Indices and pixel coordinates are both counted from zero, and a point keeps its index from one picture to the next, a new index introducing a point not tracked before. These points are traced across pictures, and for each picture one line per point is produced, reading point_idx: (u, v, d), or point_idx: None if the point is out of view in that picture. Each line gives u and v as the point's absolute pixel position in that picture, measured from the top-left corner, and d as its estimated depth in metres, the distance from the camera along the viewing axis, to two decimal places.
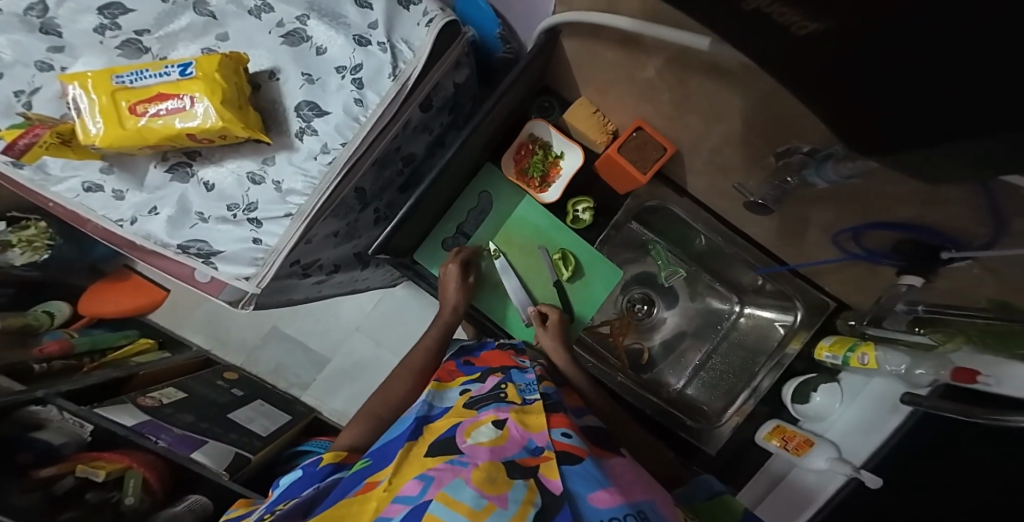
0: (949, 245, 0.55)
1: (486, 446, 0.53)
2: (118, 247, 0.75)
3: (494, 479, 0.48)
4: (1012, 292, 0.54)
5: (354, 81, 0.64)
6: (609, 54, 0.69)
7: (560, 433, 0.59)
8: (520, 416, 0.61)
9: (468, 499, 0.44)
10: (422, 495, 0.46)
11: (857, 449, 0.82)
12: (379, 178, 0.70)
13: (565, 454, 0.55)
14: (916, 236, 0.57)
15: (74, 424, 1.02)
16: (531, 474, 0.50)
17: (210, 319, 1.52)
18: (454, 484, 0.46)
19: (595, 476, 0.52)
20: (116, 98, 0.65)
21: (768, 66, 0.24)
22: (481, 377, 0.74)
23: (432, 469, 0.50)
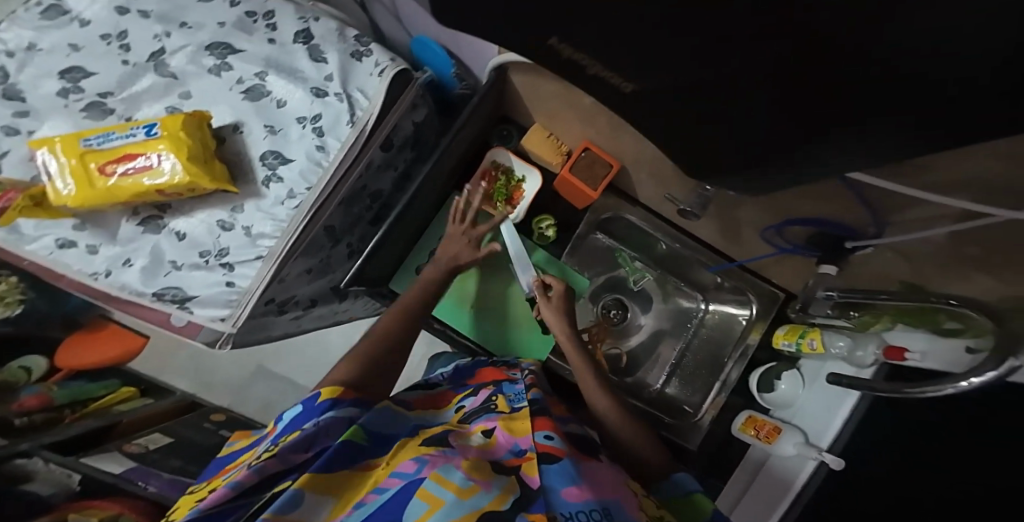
0: (849, 235, 0.66)
1: (474, 447, 0.59)
2: (91, 299, 0.77)
3: (481, 467, 0.53)
4: (913, 268, 0.63)
5: (315, 130, 0.69)
6: (550, 86, 0.74)
7: (543, 436, 0.62)
8: (507, 422, 0.65)
9: (457, 479, 0.49)
10: (416, 472, 0.50)
11: (821, 434, 0.86)
12: (348, 216, 0.74)
13: (547, 454, 0.58)
14: (823, 229, 0.68)
15: (62, 474, 1.02)
16: (514, 470, 0.55)
17: (193, 363, 1.53)
18: (446, 467, 0.50)
19: (569, 473, 0.55)
20: (85, 160, 0.69)
21: (651, 96, 0.29)
22: (474, 391, 0.77)
23: (426, 454, 0.54)
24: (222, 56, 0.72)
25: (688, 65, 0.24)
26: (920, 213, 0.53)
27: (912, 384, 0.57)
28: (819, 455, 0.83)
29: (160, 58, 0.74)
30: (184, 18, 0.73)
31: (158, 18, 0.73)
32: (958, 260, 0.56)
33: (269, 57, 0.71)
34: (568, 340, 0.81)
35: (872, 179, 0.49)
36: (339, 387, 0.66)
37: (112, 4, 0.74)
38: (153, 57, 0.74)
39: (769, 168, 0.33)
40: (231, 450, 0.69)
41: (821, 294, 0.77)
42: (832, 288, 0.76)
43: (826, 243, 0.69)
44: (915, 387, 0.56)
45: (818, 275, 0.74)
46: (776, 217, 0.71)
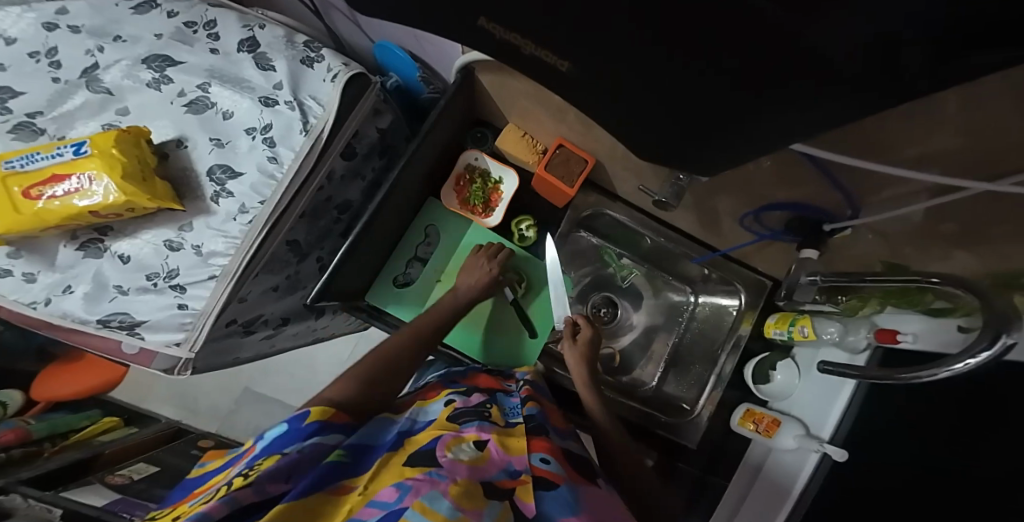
0: (826, 218, 0.64)
1: (465, 464, 0.52)
2: (33, 329, 0.74)
3: (471, 493, 0.46)
4: (902, 245, 0.60)
5: (265, 141, 0.66)
6: (517, 83, 0.70)
7: (538, 459, 0.57)
8: (502, 438, 0.59)
9: (443, 510, 0.43)
10: (397, 501, 0.44)
11: (821, 423, 0.83)
12: (313, 229, 0.71)
13: (543, 479, 0.53)
14: (801, 213, 0.66)
15: (43, 509, 0.95)
16: (507, 496, 0.49)
17: (177, 389, 1.49)
18: (432, 495, 0.44)
19: (569, 501, 0.50)
20: (7, 185, 0.66)
21: (574, 55, 0.25)
22: (467, 391, 0.72)
23: (410, 479, 0.47)
24: (160, 69, 0.70)
25: (592, 28, 0.22)
26: (900, 188, 0.50)
27: (902, 370, 0.55)
28: (821, 447, 0.80)
29: (92, 74, 0.71)
30: (119, 31, 0.70)
31: (90, 33, 0.70)
32: (940, 238, 0.53)
33: (212, 68, 0.68)
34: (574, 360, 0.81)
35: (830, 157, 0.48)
36: (328, 407, 0.60)
37: (40, 20, 0.71)
38: (86, 73, 0.71)
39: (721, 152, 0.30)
40: (215, 470, 0.60)
41: (805, 279, 0.75)
42: (814, 272, 0.74)
43: (806, 227, 0.67)
44: (909, 373, 0.53)
45: (801, 260, 0.72)
46: (752, 204, 0.69)
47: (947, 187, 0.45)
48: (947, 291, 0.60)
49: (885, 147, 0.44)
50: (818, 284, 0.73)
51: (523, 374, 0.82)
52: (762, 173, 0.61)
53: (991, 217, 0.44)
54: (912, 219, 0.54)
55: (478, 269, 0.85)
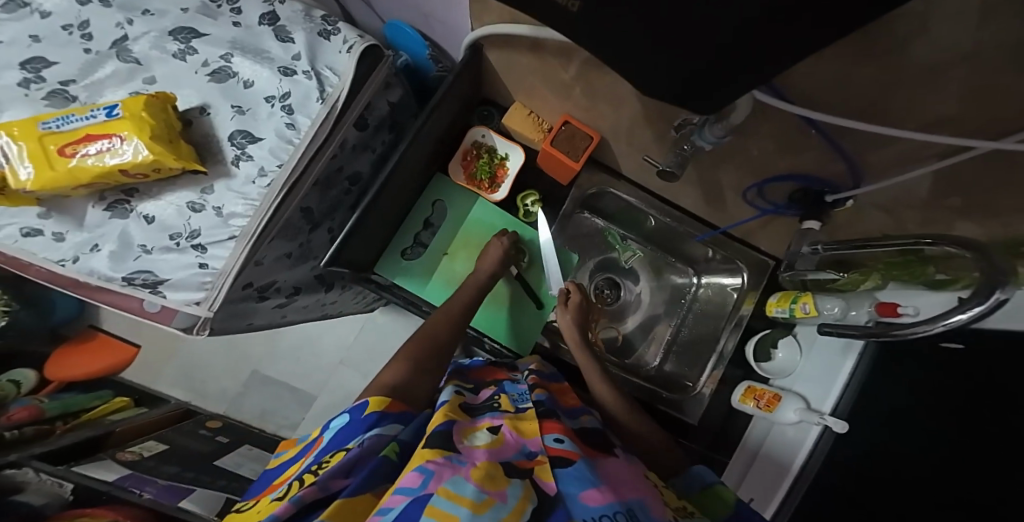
0: (829, 188, 0.66)
1: (482, 448, 0.50)
2: (60, 287, 0.76)
3: (492, 475, 0.45)
4: (902, 214, 0.62)
5: (284, 108, 0.68)
6: (525, 60, 0.71)
7: (553, 439, 0.56)
8: (514, 422, 0.59)
9: (469, 493, 0.42)
10: (423, 487, 0.42)
11: (822, 398, 0.85)
12: (326, 198, 0.74)
13: (559, 458, 0.52)
14: (803, 184, 0.68)
15: (53, 484, 0.97)
16: (526, 474, 0.49)
17: (186, 371, 1.51)
18: (456, 480, 0.43)
19: (587, 477, 0.49)
20: (44, 143, 0.68)
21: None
22: (476, 389, 0.73)
23: (431, 463, 0.46)
24: (186, 41, 0.73)
25: None
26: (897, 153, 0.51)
27: (900, 327, 0.58)
28: (822, 419, 0.82)
29: (122, 45, 0.74)
30: (147, 5, 0.73)
31: (119, 7, 0.74)
32: (938, 205, 0.54)
33: (234, 40, 0.71)
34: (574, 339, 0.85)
35: (836, 121, 0.47)
36: (384, 397, 0.61)
37: None
38: (116, 45, 0.74)
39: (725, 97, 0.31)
40: (279, 462, 0.62)
41: (806, 249, 0.78)
42: (817, 243, 0.77)
43: (808, 199, 0.69)
44: (904, 329, 0.56)
45: (803, 231, 0.74)
46: (757, 175, 0.70)
47: (949, 150, 0.46)
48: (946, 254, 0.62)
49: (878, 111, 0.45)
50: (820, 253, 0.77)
51: (527, 365, 0.83)
52: (763, 144, 0.62)
53: (987, 182, 0.45)
54: (913, 187, 0.55)
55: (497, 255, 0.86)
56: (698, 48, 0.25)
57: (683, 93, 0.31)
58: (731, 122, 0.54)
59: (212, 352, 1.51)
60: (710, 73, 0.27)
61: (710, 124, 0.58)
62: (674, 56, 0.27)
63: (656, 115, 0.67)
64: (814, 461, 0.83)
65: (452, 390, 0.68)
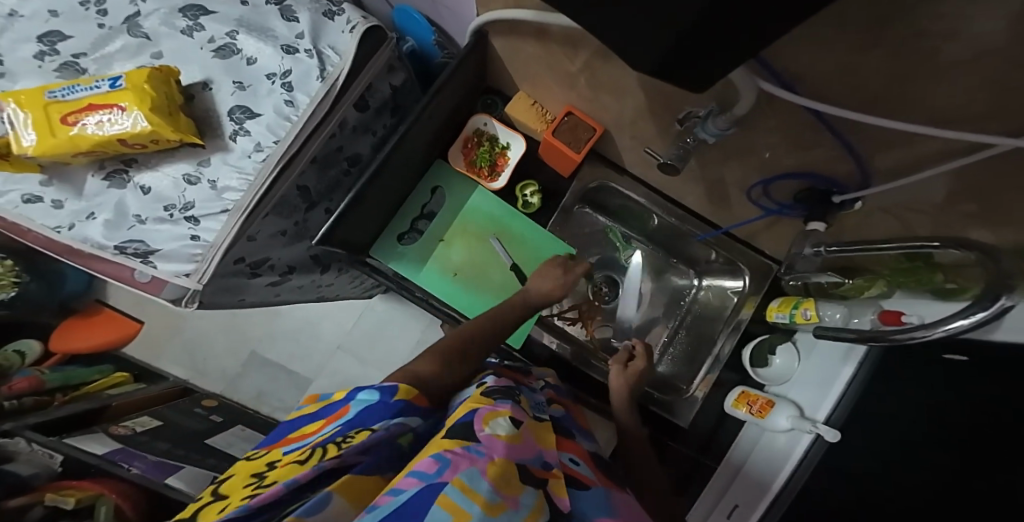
0: (836, 188, 0.64)
1: (503, 441, 0.48)
2: (54, 254, 0.76)
3: (508, 477, 0.43)
4: (911, 219, 0.60)
5: (284, 85, 0.68)
6: (530, 48, 0.70)
7: (569, 459, 0.58)
8: (537, 429, 0.57)
9: (484, 492, 0.39)
10: (438, 474, 0.39)
11: (817, 406, 0.81)
12: (323, 178, 0.74)
13: (575, 480, 0.53)
14: (811, 183, 0.66)
15: (44, 456, 0.99)
16: (540, 485, 0.47)
17: (186, 349, 1.52)
18: (471, 473, 0.41)
19: (604, 506, 0.49)
20: (48, 111, 0.68)
21: None
22: (498, 375, 0.70)
23: (449, 451, 0.43)
24: (195, 18, 0.73)
25: None
26: (902, 159, 0.49)
27: (898, 330, 0.57)
28: (814, 427, 0.77)
29: (134, 21, 0.74)
30: None
31: None
32: (947, 210, 0.52)
33: (241, 18, 0.71)
34: (620, 373, 0.81)
35: (840, 112, 0.44)
36: (412, 387, 0.56)
37: None
38: (127, 20, 0.75)
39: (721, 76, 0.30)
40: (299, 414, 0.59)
41: (809, 251, 0.78)
42: (820, 245, 0.77)
43: (815, 198, 0.66)
44: (903, 335, 0.56)
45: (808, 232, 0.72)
46: (763, 172, 0.69)
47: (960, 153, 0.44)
48: (954, 261, 0.58)
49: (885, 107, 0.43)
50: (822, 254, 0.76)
51: (544, 376, 0.84)
52: (771, 142, 0.60)
53: (991, 191, 0.43)
54: (921, 193, 0.53)
55: (551, 276, 0.84)
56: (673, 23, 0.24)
57: (677, 70, 0.29)
58: (735, 114, 0.52)
59: (212, 333, 1.52)
60: (697, 48, 0.26)
61: (714, 116, 0.56)
62: (664, 34, 0.25)
63: (661, 108, 0.65)
64: (803, 471, 0.78)
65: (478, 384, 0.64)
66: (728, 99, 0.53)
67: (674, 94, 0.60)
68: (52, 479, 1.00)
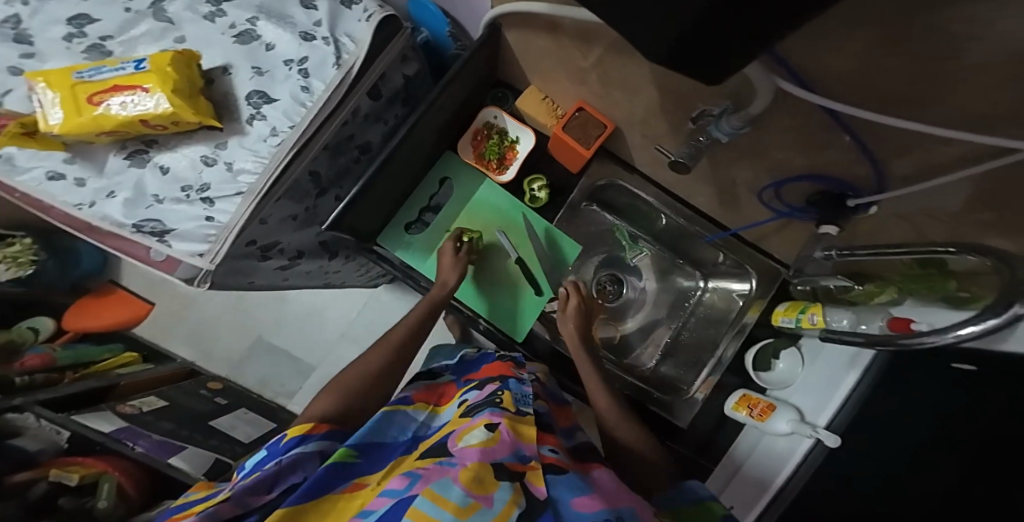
0: (851, 191, 0.62)
1: (476, 448, 0.52)
2: (75, 230, 0.78)
3: (481, 479, 0.46)
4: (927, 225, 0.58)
5: (300, 72, 0.69)
6: (544, 42, 0.70)
7: (548, 449, 0.59)
8: (514, 424, 0.58)
9: (455, 497, 0.43)
10: (408, 489, 0.45)
11: (818, 411, 0.81)
12: (334, 165, 0.75)
13: (553, 467, 0.54)
14: (824, 186, 0.65)
15: (52, 431, 0.99)
16: (517, 477, 0.49)
17: (194, 332, 1.55)
18: (443, 482, 0.45)
19: (580, 486, 0.50)
20: (75, 91, 0.70)
21: None
22: (480, 386, 0.72)
23: (421, 469, 0.50)
24: (218, 4, 0.74)
25: None
26: (913, 166, 0.48)
27: (910, 334, 0.57)
28: (814, 431, 0.77)
29: (159, 6, 0.76)
30: None
31: None
32: (959, 219, 0.51)
33: (262, 4, 0.72)
34: (579, 346, 0.83)
35: (851, 110, 0.43)
36: (307, 422, 0.61)
37: None
38: (154, 5, 0.76)
39: (728, 72, 0.31)
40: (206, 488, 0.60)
41: (819, 254, 0.78)
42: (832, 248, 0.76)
43: (827, 201, 0.65)
44: (916, 337, 0.56)
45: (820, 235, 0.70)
46: (775, 173, 0.68)
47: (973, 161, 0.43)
48: (968, 270, 0.57)
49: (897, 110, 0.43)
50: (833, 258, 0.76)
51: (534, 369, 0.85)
52: (784, 144, 0.60)
53: (998, 200, 0.43)
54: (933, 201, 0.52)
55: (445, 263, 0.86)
56: (685, 18, 0.24)
57: (691, 63, 0.30)
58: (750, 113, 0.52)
59: (220, 317, 1.55)
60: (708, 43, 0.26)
61: (729, 115, 0.56)
62: (674, 27, 0.26)
63: (672, 106, 0.66)
64: (804, 472, 0.78)
65: (460, 401, 0.70)
66: (742, 98, 0.53)
67: (690, 92, 0.60)
68: (58, 455, 0.98)
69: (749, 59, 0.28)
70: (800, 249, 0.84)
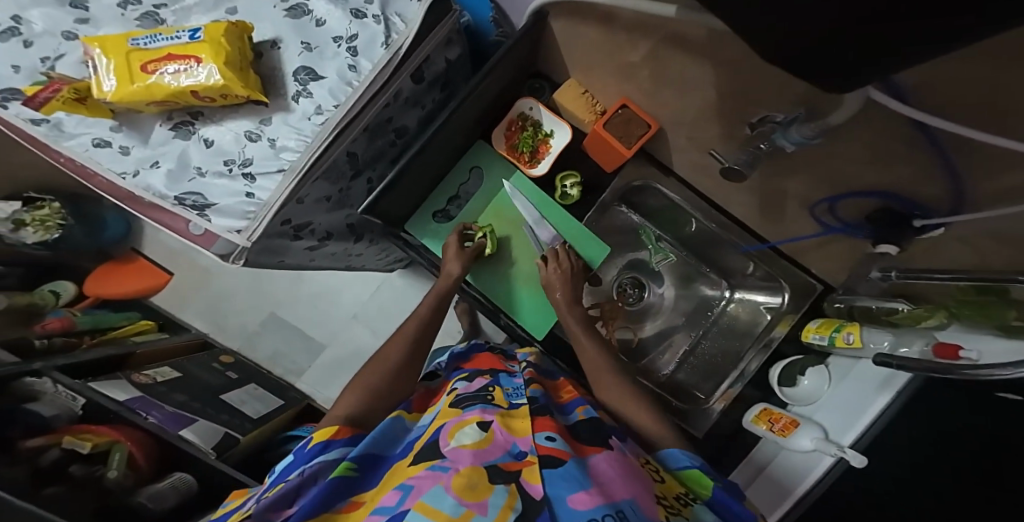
0: (918, 211, 0.62)
1: (469, 450, 0.50)
2: (116, 200, 0.77)
3: (475, 485, 0.44)
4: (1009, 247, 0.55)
5: (349, 49, 0.69)
6: (597, 33, 0.68)
7: (544, 437, 0.54)
8: (505, 419, 0.57)
9: (447, 507, 0.41)
10: (400, 504, 0.43)
11: (843, 429, 0.75)
12: (371, 147, 0.74)
13: (549, 457, 0.50)
14: (891, 202, 0.64)
15: (67, 397, 0.96)
16: (512, 477, 0.47)
17: (211, 304, 1.56)
18: (435, 492, 0.43)
19: (576, 477, 0.47)
20: (130, 58, 0.69)
21: None
22: (470, 377, 0.73)
23: (412, 478, 0.47)
24: None
25: None
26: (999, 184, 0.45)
27: (970, 367, 0.54)
28: (840, 451, 0.72)
29: None
30: None
31: None
32: None
33: None
34: (568, 310, 0.81)
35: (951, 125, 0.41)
36: (331, 425, 0.59)
37: None
38: None
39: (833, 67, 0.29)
40: (220, 512, 0.57)
41: (876, 274, 0.76)
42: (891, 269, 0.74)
43: (889, 220, 0.64)
44: (980, 370, 0.52)
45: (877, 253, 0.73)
46: (831, 182, 0.66)
47: None
48: None
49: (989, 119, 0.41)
50: (891, 279, 0.74)
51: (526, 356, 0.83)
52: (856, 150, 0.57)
53: None
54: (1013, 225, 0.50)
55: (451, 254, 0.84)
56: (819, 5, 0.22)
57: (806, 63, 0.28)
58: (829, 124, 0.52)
59: (239, 293, 1.55)
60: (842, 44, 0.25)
61: (800, 123, 0.56)
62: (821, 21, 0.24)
63: (731, 107, 0.63)
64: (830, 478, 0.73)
65: (451, 388, 0.70)
66: (820, 105, 0.53)
67: (762, 92, 0.57)
68: (72, 422, 0.96)
69: (875, 67, 0.26)
70: (852, 268, 0.82)
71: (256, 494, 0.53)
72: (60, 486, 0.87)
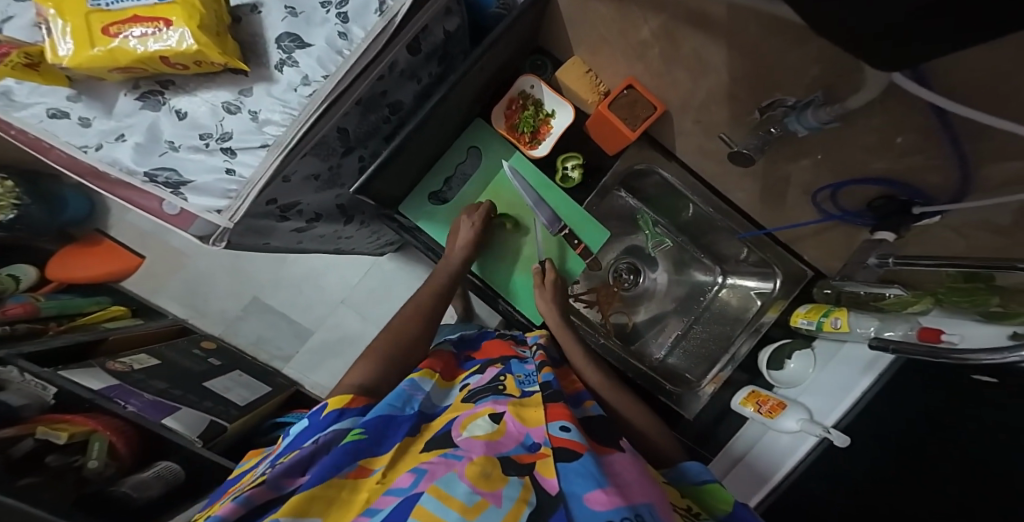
0: (917, 198, 0.62)
1: (481, 440, 0.48)
2: (78, 175, 0.71)
3: (488, 474, 0.42)
4: (1009, 237, 0.56)
5: (339, 15, 0.65)
6: (603, 8, 0.65)
7: (559, 427, 0.52)
8: (517, 409, 0.55)
9: (461, 495, 0.39)
10: (413, 487, 0.42)
11: (826, 410, 0.80)
12: (364, 122, 0.70)
13: (564, 450, 0.48)
14: (891, 191, 0.65)
15: (36, 386, 0.90)
16: (526, 470, 0.45)
17: (187, 288, 1.49)
18: (448, 478, 0.41)
19: (593, 474, 0.45)
20: (89, 20, 0.62)
21: None
22: (481, 369, 0.71)
23: (426, 463, 0.46)
24: None
25: None
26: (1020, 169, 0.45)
27: (957, 351, 0.55)
28: (825, 432, 0.76)
29: None
30: None
31: None
32: None
33: None
34: (558, 320, 0.80)
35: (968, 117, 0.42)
36: (345, 393, 0.57)
37: None
38: None
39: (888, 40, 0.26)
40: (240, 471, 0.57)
41: (874, 261, 0.73)
42: (887, 254, 0.72)
43: (892, 207, 0.65)
44: (971, 354, 0.52)
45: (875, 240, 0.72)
46: (835, 165, 0.66)
47: None
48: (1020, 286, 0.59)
49: (1020, 99, 0.40)
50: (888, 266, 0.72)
51: (536, 338, 0.81)
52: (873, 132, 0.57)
53: None
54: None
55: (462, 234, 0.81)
56: None
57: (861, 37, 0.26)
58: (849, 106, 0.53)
59: (218, 275, 1.49)
60: (928, 19, 0.23)
61: (816, 107, 0.57)
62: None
63: (744, 85, 0.62)
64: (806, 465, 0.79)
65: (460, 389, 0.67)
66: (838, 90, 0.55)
67: (783, 75, 0.57)
68: (43, 411, 0.92)
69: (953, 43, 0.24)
70: (851, 255, 0.81)
71: (270, 459, 0.52)
72: (35, 476, 0.84)
